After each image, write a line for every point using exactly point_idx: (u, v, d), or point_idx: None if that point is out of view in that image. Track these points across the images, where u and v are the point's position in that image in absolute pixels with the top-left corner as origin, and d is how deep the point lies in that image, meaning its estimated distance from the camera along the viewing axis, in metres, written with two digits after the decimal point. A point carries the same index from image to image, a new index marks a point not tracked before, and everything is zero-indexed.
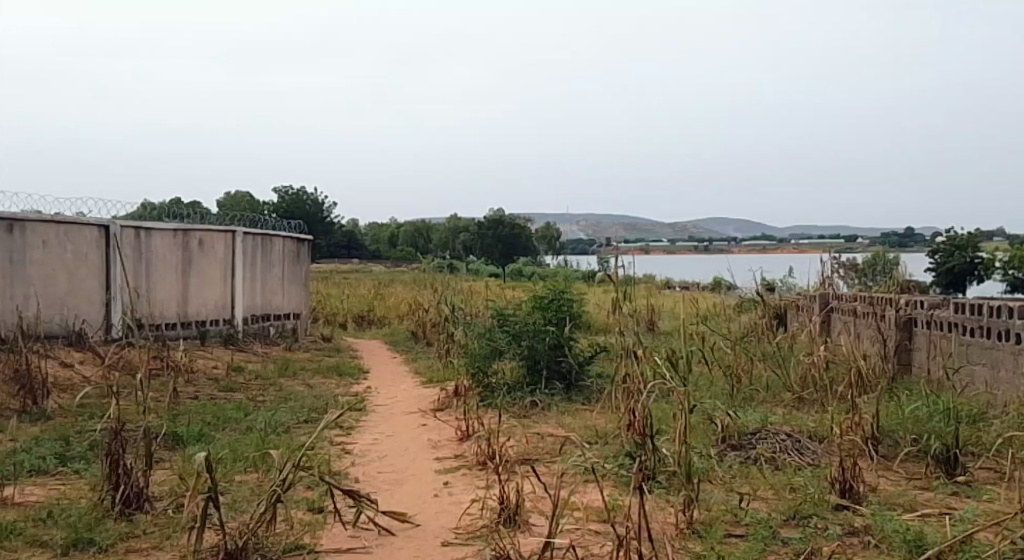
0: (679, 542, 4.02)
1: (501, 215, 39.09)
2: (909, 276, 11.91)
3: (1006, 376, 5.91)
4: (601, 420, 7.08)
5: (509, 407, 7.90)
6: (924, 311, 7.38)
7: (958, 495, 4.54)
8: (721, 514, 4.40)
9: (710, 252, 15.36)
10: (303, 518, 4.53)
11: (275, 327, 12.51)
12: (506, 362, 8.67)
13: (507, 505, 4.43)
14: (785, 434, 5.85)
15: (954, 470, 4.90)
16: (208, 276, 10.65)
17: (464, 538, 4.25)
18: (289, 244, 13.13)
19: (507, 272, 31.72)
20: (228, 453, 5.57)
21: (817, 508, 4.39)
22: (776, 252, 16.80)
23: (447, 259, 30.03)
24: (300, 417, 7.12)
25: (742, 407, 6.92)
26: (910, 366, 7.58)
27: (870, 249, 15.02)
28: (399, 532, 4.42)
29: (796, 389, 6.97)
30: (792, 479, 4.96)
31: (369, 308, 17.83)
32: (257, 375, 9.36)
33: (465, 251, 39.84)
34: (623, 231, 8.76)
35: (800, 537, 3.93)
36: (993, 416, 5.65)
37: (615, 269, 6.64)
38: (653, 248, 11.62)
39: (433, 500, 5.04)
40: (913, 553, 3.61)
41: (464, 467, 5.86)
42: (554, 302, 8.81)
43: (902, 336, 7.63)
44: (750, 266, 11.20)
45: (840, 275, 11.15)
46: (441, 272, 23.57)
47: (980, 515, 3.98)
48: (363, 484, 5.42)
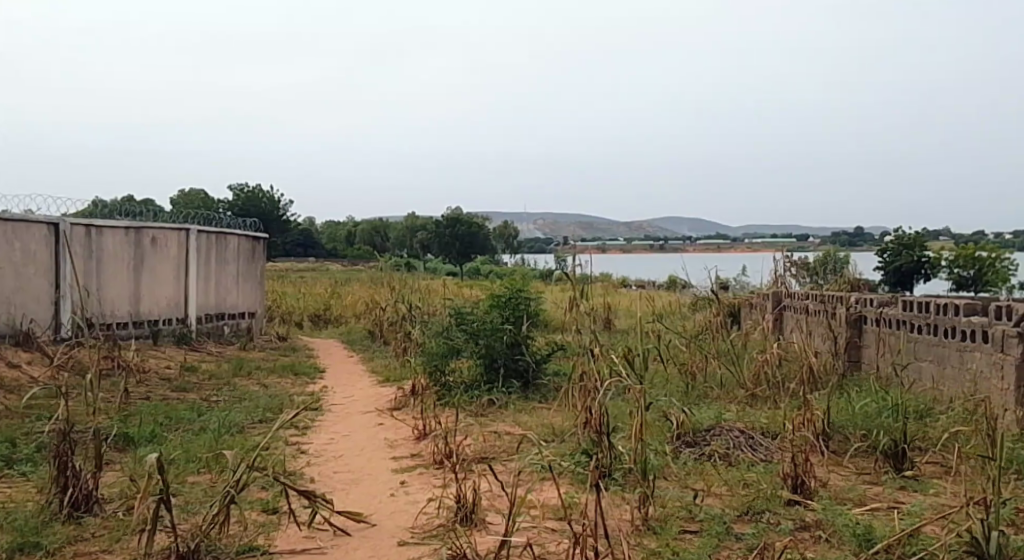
0: (633, 539, 4.03)
1: (460, 213, 38.93)
2: (858, 275, 12.18)
3: (951, 372, 6.07)
4: (558, 418, 7.08)
5: (466, 406, 7.85)
6: (873, 309, 7.55)
7: (906, 490, 4.64)
8: (676, 511, 4.42)
9: (668, 251, 15.52)
10: (257, 519, 4.41)
11: (230, 326, 12.24)
12: (462, 360, 8.64)
13: (464, 503, 4.39)
14: (738, 430, 5.93)
15: (901, 464, 5.01)
16: (161, 275, 10.36)
17: (420, 537, 4.19)
18: (244, 242, 12.85)
19: (466, 272, 31.60)
20: (181, 453, 5.40)
21: (769, 503, 4.45)
22: (730, 251, 17.05)
23: (404, 259, 29.73)
24: (256, 417, 6.97)
25: (697, 405, 6.98)
26: (859, 363, 7.75)
27: (821, 248, 15.33)
28: (354, 532, 4.33)
29: (749, 386, 7.06)
30: (745, 475, 5.02)
31: (325, 307, 17.58)
32: (210, 375, 9.12)
33: (423, 250, 39.61)
34: (581, 230, 8.79)
35: (754, 533, 3.98)
36: (939, 412, 5.79)
37: (573, 267, 6.64)
38: (609, 247, 11.68)
39: (389, 500, 4.96)
40: (862, 547, 3.68)
41: (420, 466, 5.79)
42: (511, 300, 8.78)
43: (852, 334, 7.79)
44: (705, 265, 11.34)
45: (791, 274, 11.35)
46: (398, 269, 23.35)
47: (927, 509, 4.07)
48: (317, 484, 5.32)
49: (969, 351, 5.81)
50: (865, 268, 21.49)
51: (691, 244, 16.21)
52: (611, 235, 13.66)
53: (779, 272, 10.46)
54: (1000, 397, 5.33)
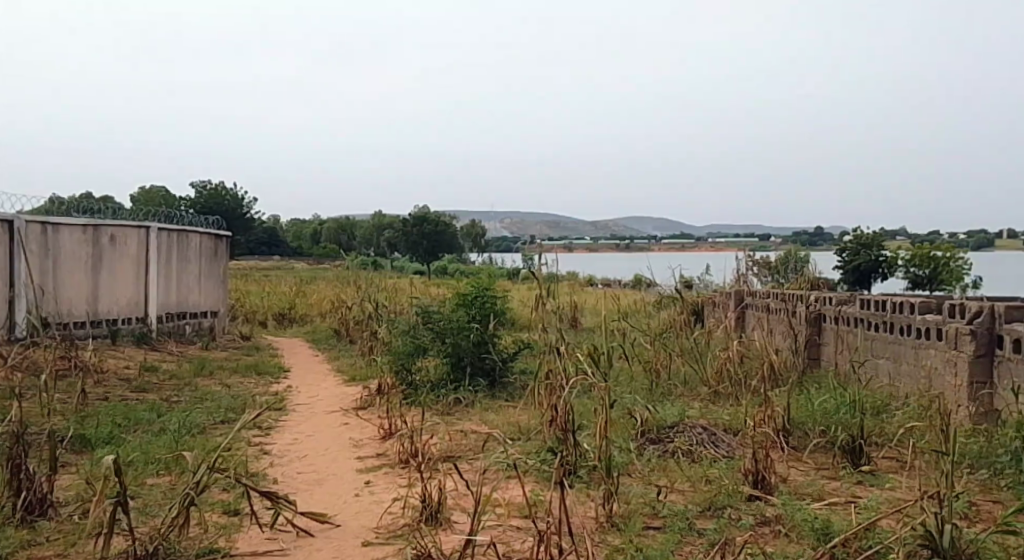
0: (598, 536, 4.07)
1: (427, 212, 38.75)
2: (817, 275, 12.45)
3: (907, 369, 6.22)
4: (524, 416, 7.10)
5: (432, 405, 7.83)
6: (831, 308, 7.72)
7: (863, 484, 4.75)
8: (640, 507, 4.46)
9: (633, 250, 15.65)
10: (218, 521, 4.35)
11: (192, 326, 12.02)
12: (429, 359, 8.62)
13: (429, 502, 4.37)
14: (701, 427, 6.01)
15: (858, 459, 5.13)
16: (121, 273, 10.14)
17: (384, 537, 4.17)
18: (206, 240, 12.61)
19: (434, 271, 31.38)
20: (140, 455, 5.29)
21: (730, 499, 4.52)
22: (694, 250, 17.26)
23: (371, 257, 29.48)
24: (218, 418, 6.86)
25: (662, 402, 7.06)
26: (819, 361, 7.90)
27: (783, 247, 15.60)
28: (317, 532, 4.29)
29: (712, 383, 7.15)
30: (708, 471, 5.09)
31: (290, 305, 17.37)
32: (170, 375, 8.95)
33: (390, 248, 39.38)
34: (548, 228, 8.81)
35: (715, 528, 4.04)
36: (895, 408, 5.93)
37: (539, 266, 6.67)
38: (576, 246, 11.74)
39: (354, 500, 4.93)
40: (820, 541, 3.76)
41: (386, 466, 5.75)
42: (478, 299, 8.75)
43: (812, 332, 7.95)
44: (669, 263, 11.46)
45: (753, 272, 11.53)
46: (365, 268, 23.13)
47: (883, 503, 4.16)
48: (280, 484, 5.26)
49: (924, 348, 5.96)
50: (824, 267, 21.95)
51: (656, 244, 16.37)
52: (578, 234, 13.72)
53: (741, 270, 10.62)
54: (954, 393, 5.47)
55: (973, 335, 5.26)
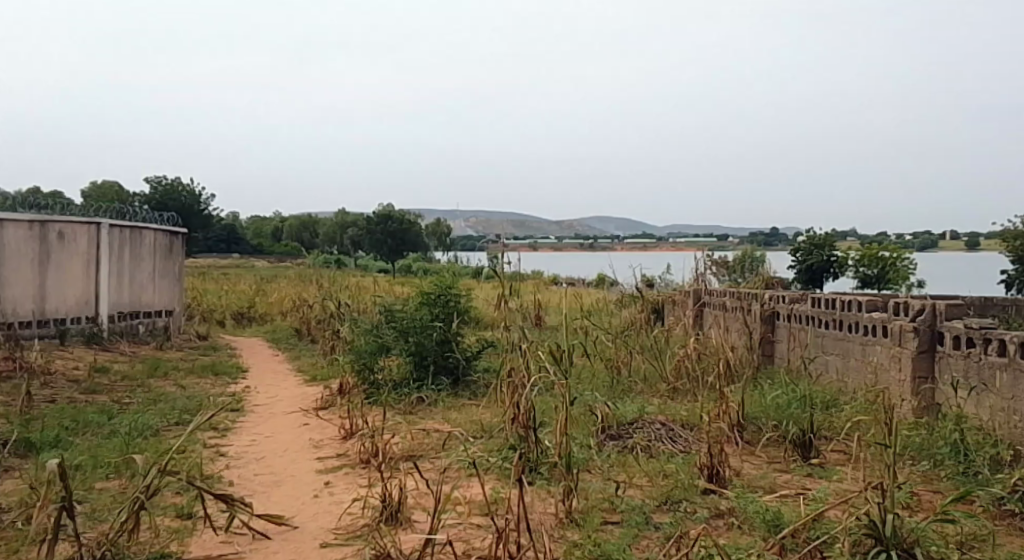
0: (557, 531, 4.12)
1: (391, 210, 38.55)
2: (773, 274, 12.74)
3: (855, 365, 6.40)
4: (486, 414, 7.13)
5: (394, 405, 7.82)
6: (785, 305, 7.91)
7: (812, 477, 4.88)
8: (598, 503, 4.52)
9: (597, 248, 15.79)
10: (170, 525, 4.29)
11: (145, 326, 11.78)
12: (392, 358, 8.61)
13: (389, 502, 4.37)
14: (659, 423, 6.12)
15: (808, 453, 5.27)
16: (72, 271, 9.91)
17: (343, 538, 4.16)
18: (161, 237, 12.38)
19: (398, 269, 31.23)
20: (87, 459, 5.19)
21: (686, 493, 4.61)
22: (656, 249, 17.48)
23: (333, 255, 29.21)
24: (171, 420, 6.75)
25: (622, 398, 7.15)
26: (772, 357, 8.09)
27: (740, 247, 15.92)
28: (274, 535, 4.26)
29: (671, 380, 7.26)
30: (665, 466, 5.18)
31: (249, 304, 17.14)
32: (123, 376, 8.77)
33: (353, 247, 39.03)
34: (511, 226, 8.83)
35: (671, 522, 4.12)
36: (844, 402, 6.10)
37: (502, 264, 6.71)
38: (541, 245, 11.81)
39: (313, 501, 4.91)
40: (770, 533, 3.87)
41: (346, 466, 5.73)
42: (441, 297, 8.73)
43: (766, 329, 8.13)
44: (631, 262, 11.59)
45: (712, 271, 11.73)
46: (327, 266, 22.91)
47: (830, 494, 4.28)
48: (237, 487, 5.21)
49: (871, 345, 6.14)
50: (780, 267, 22.45)
51: (618, 243, 16.55)
52: (541, 233, 13.79)
53: (701, 269, 10.80)
54: (898, 387, 5.65)
55: (916, 332, 5.44)
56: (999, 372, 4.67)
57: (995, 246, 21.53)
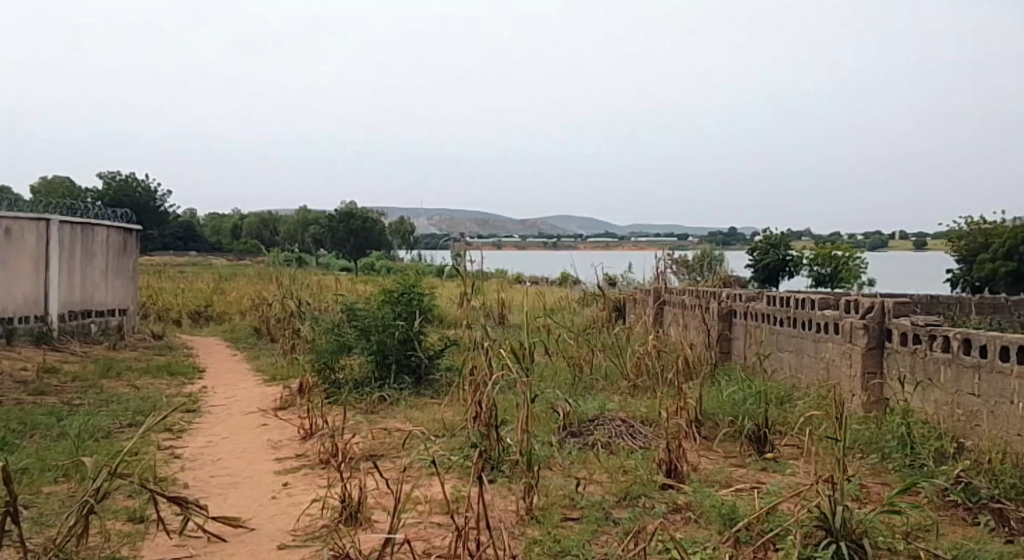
0: (517, 529, 4.13)
1: (354, 208, 38.23)
2: (730, 274, 12.93)
3: (808, 361, 6.54)
4: (449, 413, 7.11)
5: (355, 404, 7.76)
6: (742, 304, 8.07)
7: (767, 471, 4.98)
8: (559, 499, 4.55)
9: (560, 247, 15.83)
10: (121, 529, 4.19)
11: (97, 325, 11.50)
12: (353, 357, 8.57)
13: (349, 503, 4.32)
14: (620, 419, 6.18)
15: (763, 448, 5.39)
16: (21, 269, 9.60)
17: (301, 540, 4.11)
18: (115, 235, 12.07)
19: (360, 268, 30.98)
20: (34, 463, 5.04)
21: (645, 488, 4.66)
22: (617, 248, 17.61)
23: (295, 253, 28.85)
24: (123, 421, 6.59)
25: (584, 396, 7.20)
26: (729, 354, 8.24)
27: (699, 246, 16.15)
28: (230, 537, 4.19)
29: (631, 377, 7.32)
30: (625, 462, 5.23)
31: (207, 304, 16.81)
32: (74, 377, 8.53)
33: (314, 245, 38.55)
34: (474, 224, 8.81)
35: (630, 517, 4.16)
36: (797, 397, 6.24)
37: (465, 262, 6.71)
38: (504, 244, 11.82)
39: (271, 502, 4.84)
40: (726, 526, 3.93)
41: (305, 467, 5.67)
42: (404, 295, 8.64)
43: (723, 327, 8.28)
44: (593, 261, 11.65)
45: (672, 270, 11.87)
46: (288, 263, 22.58)
47: (784, 488, 4.36)
48: (191, 489, 5.11)
49: (823, 342, 6.28)
50: (737, 265, 22.81)
51: (581, 242, 16.68)
52: (504, 231, 13.81)
53: (661, 268, 10.93)
54: (849, 383, 5.79)
55: (866, 329, 5.58)
56: (943, 368, 4.83)
57: (942, 247, 22.23)
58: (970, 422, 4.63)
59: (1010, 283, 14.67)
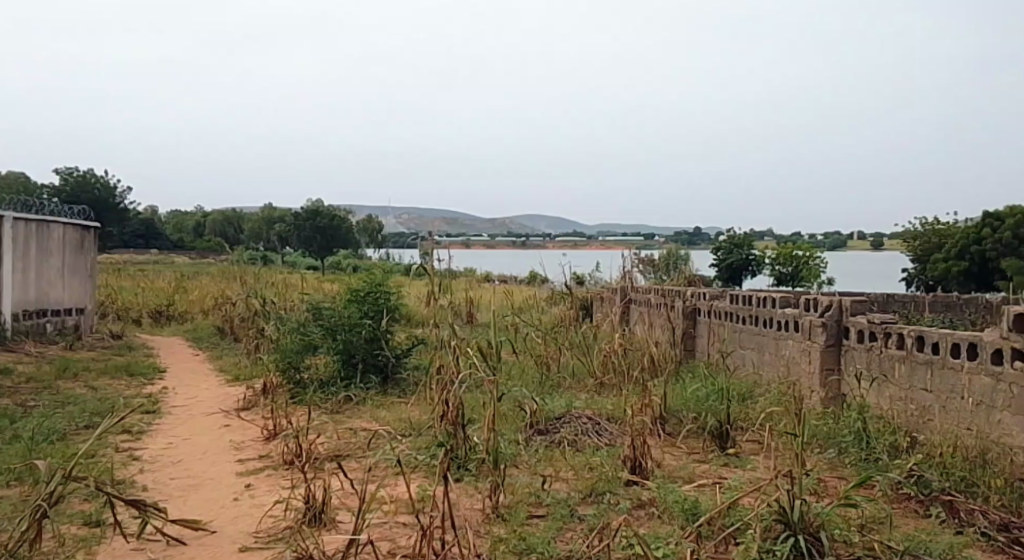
0: (482, 528, 4.13)
1: (320, 206, 37.81)
2: (696, 273, 13.05)
3: (770, 358, 6.66)
4: (415, 412, 7.07)
5: (320, 404, 7.68)
6: (706, 302, 8.18)
7: (729, 466, 5.06)
8: (524, 497, 4.56)
9: (528, 246, 15.82)
10: (76, 533, 4.10)
11: (53, 325, 11.23)
12: (319, 357, 8.48)
13: (313, 503, 4.29)
14: (586, 417, 6.22)
15: (725, 443, 5.47)
16: None
17: (264, 542, 4.06)
18: (72, 232, 11.78)
19: (327, 267, 30.64)
20: None
21: (610, 485, 4.70)
22: (585, 247, 17.67)
23: (260, 252, 28.39)
24: (80, 423, 6.44)
25: (551, 394, 7.22)
26: (693, 352, 8.34)
27: (666, 245, 16.28)
28: (190, 540, 4.12)
29: (598, 375, 7.35)
30: (591, 459, 5.26)
31: (168, 302, 16.51)
32: (29, 378, 8.32)
33: (280, 243, 38.05)
34: (442, 222, 8.75)
35: (594, 514, 4.20)
36: (759, 394, 6.34)
37: (432, 261, 6.64)
38: (472, 243, 11.77)
39: (232, 504, 4.77)
40: (689, 521, 3.98)
41: (269, 467, 5.61)
42: (371, 294, 8.55)
43: (687, 325, 8.37)
44: (560, 259, 11.66)
45: (638, 269, 11.95)
46: (252, 261, 22.19)
47: (745, 482, 4.43)
48: (149, 491, 5.01)
49: (784, 340, 6.38)
50: (703, 264, 23.02)
51: (549, 241, 16.71)
52: (472, 229, 13.77)
53: (628, 267, 11.00)
54: (808, 380, 5.90)
55: (824, 327, 5.70)
56: (897, 364, 4.96)
57: (900, 246, 22.71)
58: (922, 417, 4.76)
59: (963, 281, 15.00)
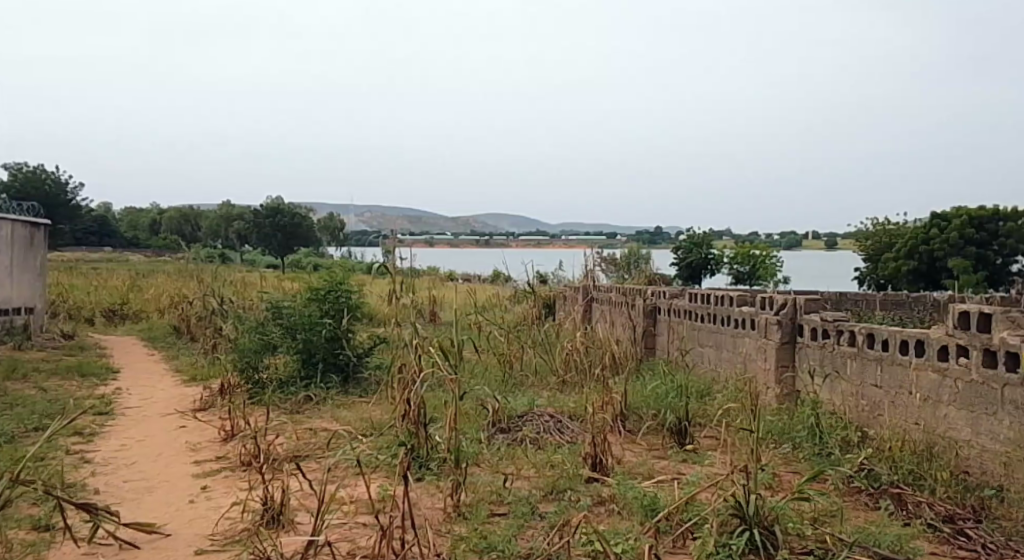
0: (443, 527, 4.12)
1: (281, 203, 37.23)
2: (657, 272, 13.19)
3: (727, 355, 6.77)
4: (377, 412, 7.01)
5: (280, 404, 7.59)
6: (666, 301, 8.28)
7: (687, 462, 5.13)
8: (486, 495, 4.56)
9: (492, 245, 15.82)
10: (24, 538, 3.98)
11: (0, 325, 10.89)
12: (278, 357, 8.37)
13: (271, 505, 4.23)
14: (548, 415, 6.24)
15: (684, 439, 5.55)
16: None
17: (220, 544, 4.00)
18: (22, 229, 11.42)
19: (287, 265, 30.20)
20: None
21: (571, 482, 4.73)
22: (548, 246, 17.72)
23: (218, 250, 27.85)
24: (28, 425, 6.25)
25: (513, 392, 7.24)
26: (653, 349, 8.44)
27: (628, 244, 16.40)
28: (144, 544, 4.04)
29: (560, 373, 7.38)
30: (552, 456, 5.29)
31: (122, 301, 16.11)
32: None
33: (239, 241, 37.47)
34: (405, 220, 8.68)
35: (555, 511, 4.22)
36: (717, 391, 6.45)
37: (395, 259, 6.58)
38: (435, 242, 11.72)
39: (187, 507, 4.68)
40: (647, 517, 4.03)
41: (226, 469, 5.52)
42: (331, 293, 8.46)
43: (648, 323, 8.47)
44: (523, 258, 11.68)
45: (600, 268, 12.03)
46: (210, 259, 21.74)
47: (703, 478, 4.50)
48: (102, 495, 4.90)
49: (741, 337, 6.48)
50: (664, 264, 23.26)
51: (512, 240, 16.72)
52: (435, 227, 13.69)
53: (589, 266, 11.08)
54: (764, 376, 6.02)
55: (780, 325, 5.82)
56: (849, 361, 5.08)
57: (852, 245, 23.28)
58: (873, 412, 4.88)
59: (912, 280, 15.34)
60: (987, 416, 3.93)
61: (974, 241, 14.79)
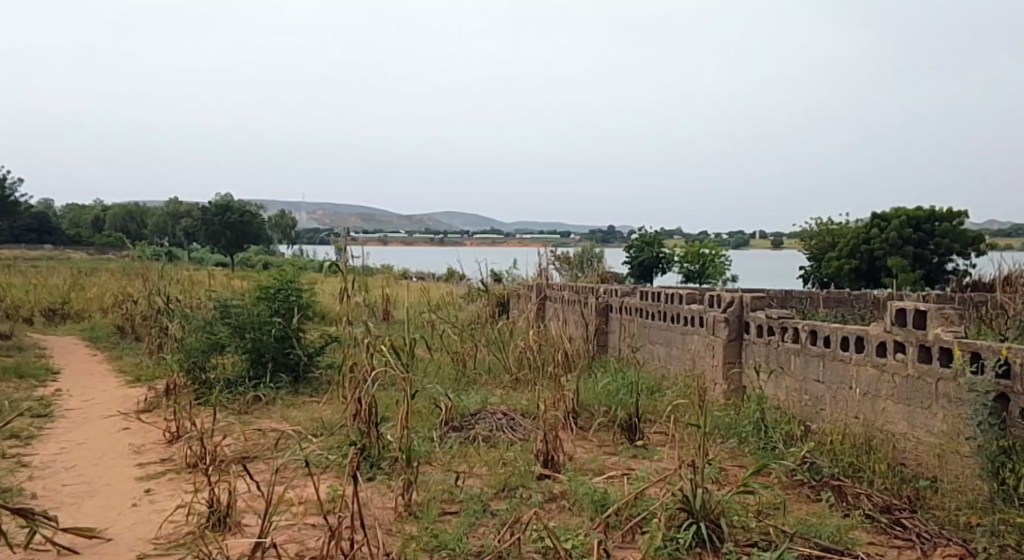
0: (394, 527, 4.09)
1: (230, 200, 36.44)
2: (610, 270, 13.34)
3: (677, 352, 6.87)
4: (328, 411, 6.92)
5: (227, 405, 7.42)
6: (618, 299, 8.37)
7: (637, 458, 5.20)
8: (438, 494, 4.54)
9: (446, 243, 15.75)
10: None
11: None
12: (226, 356, 8.18)
13: (217, 507, 4.13)
14: (500, 413, 6.24)
15: (634, 435, 5.63)
16: None
17: (163, 548, 3.90)
18: None
19: (237, 264, 29.56)
20: None
21: (522, 479, 4.74)
22: (504, 245, 17.73)
23: (164, 249, 27.11)
24: None
25: (467, 390, 7.23)
26: (606, 347, 8.52)
27: (581, 243, 16.51)
28: (83, 549, 3.91)
29: (513, 371, 7.40)
30: (504, 454, 5.29)
31: (63, 300, 15.55)
32: None
33: (187, 238, 36.57)
34: (358, 217, 8.57)
35: (507, 508, 4.23)
36: (666, 387, 6.54)
37: (347, 257, 6.48)
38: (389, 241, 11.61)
39: (129, 510, 4.55)
40: (597, 512, 4.07)
41: (170, 471, 5.39)
42: (282, 291, 8.31)
43: (600, 320, 8.55)
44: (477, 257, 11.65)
45: (554, 267, 12.08)
46: (156, 257, 21.14)
47: (651, 473, 4.57)
48: (39, 499, 4.73)
49: (690, 334, 6.58)
50: (617, 263, 23.52)
51: (467, 238, 16.68)
52: (389, 225, 13.56)
53: (543, 265, 11.11)
54: (712, 372, 6.13)
55: (727, 322, 5.92)
56: (793, 357, 5.21)
57: (798, 244, 23.89)
58: (815, 407, 5.02)
59: (854, 279, 15.78)
60: (922, 410, 4.07)
61: (912, 241, 15.26)
